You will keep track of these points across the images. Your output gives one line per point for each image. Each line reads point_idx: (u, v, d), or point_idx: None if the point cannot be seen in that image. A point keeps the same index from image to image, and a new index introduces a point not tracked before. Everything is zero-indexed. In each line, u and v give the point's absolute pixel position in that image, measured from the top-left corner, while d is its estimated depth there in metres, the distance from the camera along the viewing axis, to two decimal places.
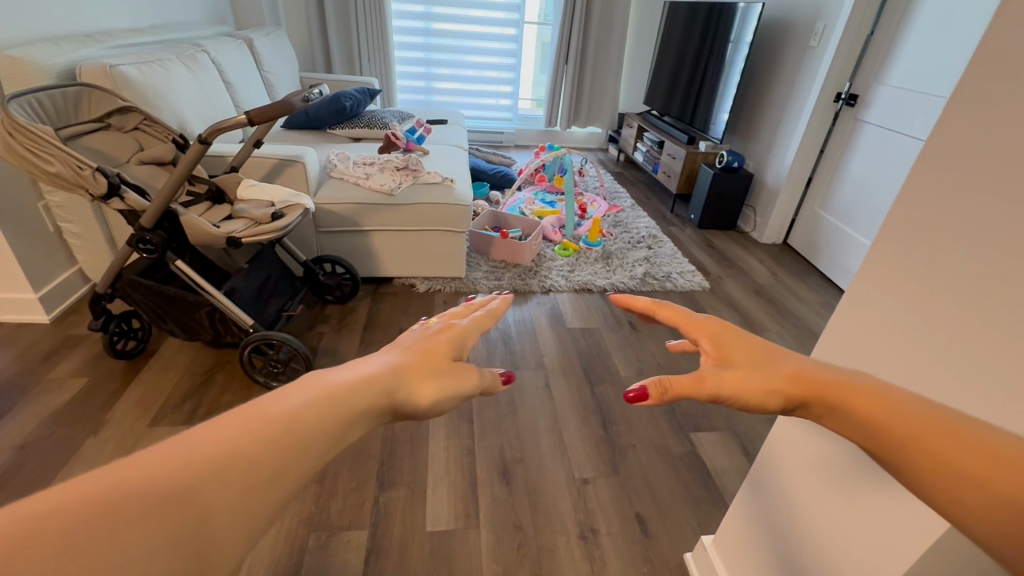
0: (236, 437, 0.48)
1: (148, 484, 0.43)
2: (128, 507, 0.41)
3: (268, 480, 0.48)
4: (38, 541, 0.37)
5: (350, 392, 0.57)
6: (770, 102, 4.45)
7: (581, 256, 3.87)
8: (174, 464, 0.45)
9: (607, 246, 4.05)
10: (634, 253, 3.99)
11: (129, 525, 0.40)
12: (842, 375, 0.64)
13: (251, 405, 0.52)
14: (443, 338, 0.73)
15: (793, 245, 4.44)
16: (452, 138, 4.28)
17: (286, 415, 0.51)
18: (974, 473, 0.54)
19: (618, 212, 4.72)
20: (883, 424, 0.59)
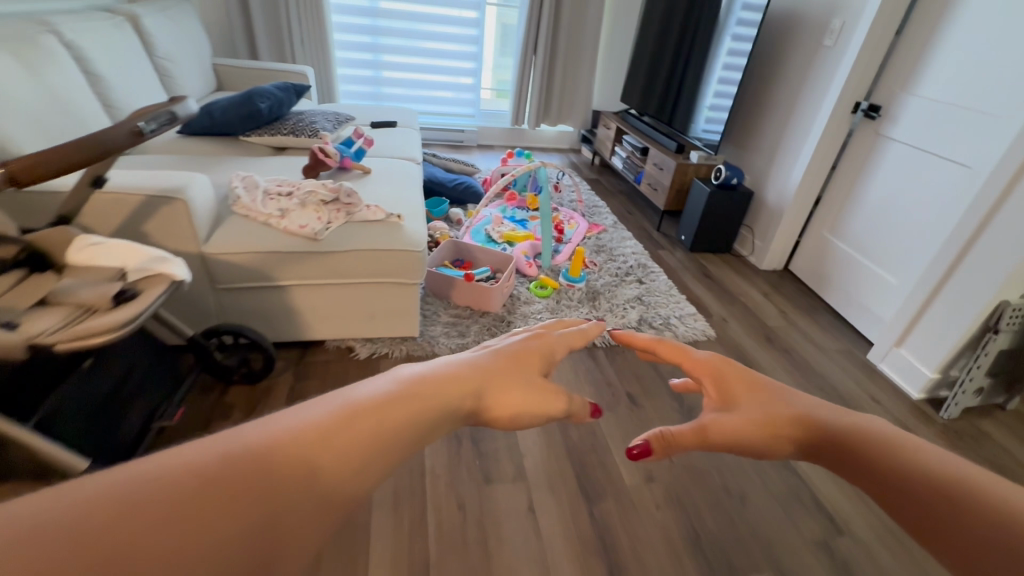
0: (328, 423, 0.49)
1: (243, 468, 0.43)
2: (212, 497, 0.40)
3: (348, 476, 0.48)
4: (198, 475, 0.40)
5: (438, 391, 0.62)
6: (770, 108, 3.90)
7: (562, 297, 3.21)
8: (265, 447, 0.45)
9: (592, 281, 3.42)
10: (624, 290, 3.37)
11: (213, 513, 0.39)
12: (838, 423, 0.74)
13: (344, 394, 0.54)
14: (534, 348, 0.90)
15: (795, 271, 3.95)
16: (401, 149, 3.50)
17: (375, 412, 0.53)
18: (926, 485, 0.60)
19: (599, 234, 4.10)
20: (875, 471, 0.66)
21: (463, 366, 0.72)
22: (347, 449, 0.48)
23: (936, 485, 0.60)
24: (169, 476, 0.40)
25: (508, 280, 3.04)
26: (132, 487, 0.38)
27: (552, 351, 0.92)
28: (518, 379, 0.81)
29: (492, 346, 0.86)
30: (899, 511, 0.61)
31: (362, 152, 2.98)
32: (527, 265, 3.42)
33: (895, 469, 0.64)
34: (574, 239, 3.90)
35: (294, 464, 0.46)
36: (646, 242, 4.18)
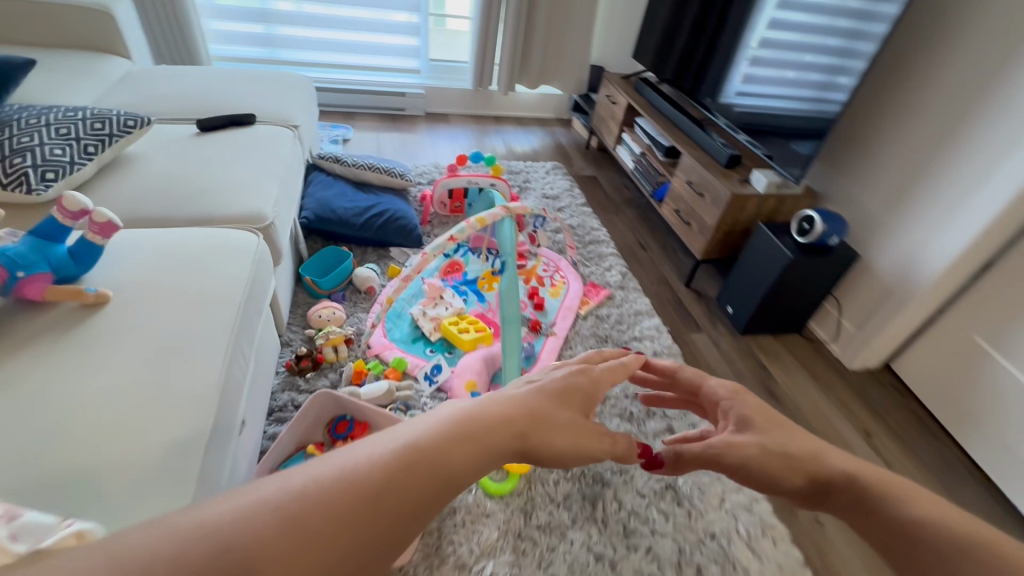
0: (380, 464, 0.59)
1: (322, 504, 0.53)
2: (272, 525, 0.50)
3: (396, 509, 0.57)
4: (299, 501, 0.52)
5: (476, 435, 0.69)
6: (899, 109, 2.28)
7: (533, 495, 1.75)
8: (318, 489, 0.54)
9: (590, 441, 1.94)
10: (645, 460, 1.91)
11: (277, 539, 0.50)
12: (873, 482, 0.84)
13: (396, 432, 0.64)
14: (575, 381, 0.98)
15: (902, 373, 2.53)
16: (241, 197, 1.85)
17: (415, 455, 0.62)
18: (942, 531, 0.74)
19: (600, 308, 2.58)
20: (904, 529, 0.77)
21: (506, 408, 0.78)
22: (393, 483, 0.58)
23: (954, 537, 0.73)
24: (235, 521, 0.49)
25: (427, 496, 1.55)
26: (217, 524, 0.49)
27: (598, 391, 0.99)
28: (557, 423, 0.87)
29: (542, 382, 0.95)
30: (911, 554, 0.74)
31: (94, 250, 1.34)
32: None
33: (950, 543, 0.72)
34: (560, 331, 2.39)
35: (342, 508, 0.54)
36: (671, 317, 2.67)
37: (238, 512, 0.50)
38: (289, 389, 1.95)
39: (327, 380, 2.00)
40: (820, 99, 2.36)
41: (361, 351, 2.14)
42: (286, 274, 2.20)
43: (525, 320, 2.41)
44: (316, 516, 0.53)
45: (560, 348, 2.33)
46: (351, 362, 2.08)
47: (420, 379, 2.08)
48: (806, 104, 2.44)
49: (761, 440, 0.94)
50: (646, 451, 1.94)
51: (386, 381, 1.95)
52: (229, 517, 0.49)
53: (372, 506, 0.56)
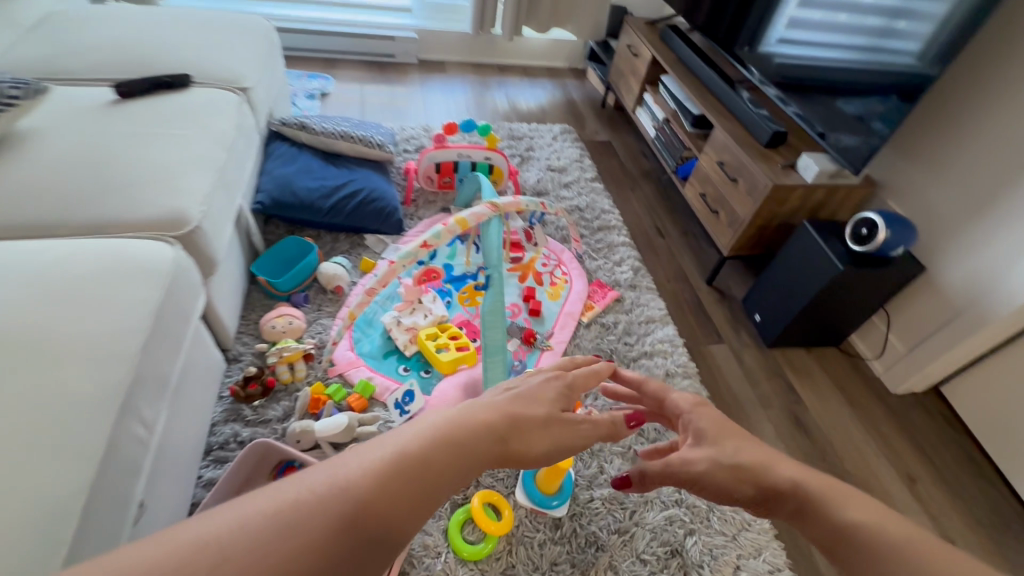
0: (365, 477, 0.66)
1: (314, 513, 0.61)
2: (277, 523, 0.58)
3: (383, 508, 0.66)
4: (294, 513, 0.60)
5: (450, 442, 0.78)
6: (1001, 84, 1.79)
7: (514, 563, 1.49)
8: (313, 500, 0.62)
9: (585, 491, 1.65)
10: (648, 516, 1.63)
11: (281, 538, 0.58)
12: (812, 490, 0.84)
13: (382, 444, 0.72)
14: (550, 385, 1.06)
15: (955, 400, 2.18)
16: (155, 193, 1.45)
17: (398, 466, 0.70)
18: (880, 536, 0.74)
19: (606, 315, 2.22)
20: (841, 530, 0.78)
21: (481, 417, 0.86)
22: (379, 487, 0.67)
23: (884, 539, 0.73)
24: (241, 526, 0.57)
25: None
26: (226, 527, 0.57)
27: (574, 391, 1.06)
28: (535, 424, 0.95)
29: (518, 388, 1.03)
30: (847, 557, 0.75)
31: None
32: None
33: (883, 542, 0.73)
34: (558, 346, 2.05)
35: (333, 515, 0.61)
36: (689, 324, 2.31)
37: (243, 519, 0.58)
38: (232, 422, 1.65)
39: (278, 410, 1.69)
40: (874, 48, 1.92)
41: (322, 371, 1.83)
42: (232, 276, 1.85)
43: (517, 330, 2.07)
44: (308, 521, 0.60)
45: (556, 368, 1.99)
46: (309, 386, 1.76)
47: (390, 408, 1.77)
48: (854, 54, 1.98)
49: (710, 453, 0.96)
50: (650, 504, 1.65)
51: (346, 415, 1.64)
52: (235, 519, 0.57)
53: (360, 512, 0.64)
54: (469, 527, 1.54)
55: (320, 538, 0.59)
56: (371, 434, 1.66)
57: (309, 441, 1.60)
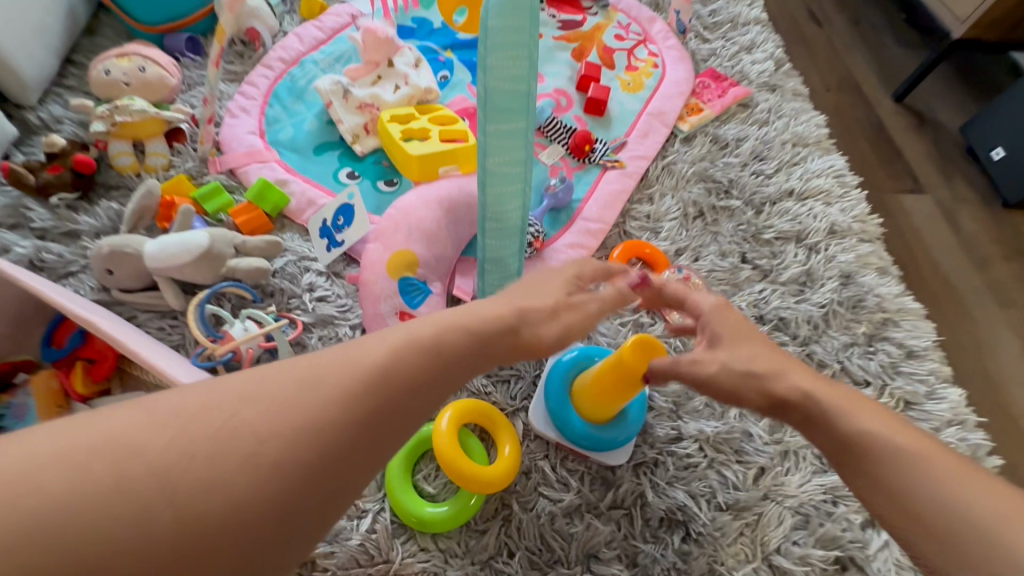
0: (351, 386, 0.40)
1: (194, 448, 0.34)
2: (218, 449, 0.34)
3: (357, 432, 0.39)
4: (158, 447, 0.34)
5: (458, 333, 0.49)
6: None
7: (514, 550, 0.73)
8: (272, 411, 0.37)
9: (664, 423, 0.84)
10: (790, 483, 0.81)
11: (217, 470, 0.34)
12: (846, 399, 0.55)
13: (378, 335, 0.45)
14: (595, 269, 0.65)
15: None
16: None
17: (405, 370, 0.43)
18: (934, 462, 0.49)
19: (722, 125, 1.24)
20: (875, 444, 0.52)
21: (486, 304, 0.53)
22: (376, 397, 0.41)
23: (925, 460, 0.50)
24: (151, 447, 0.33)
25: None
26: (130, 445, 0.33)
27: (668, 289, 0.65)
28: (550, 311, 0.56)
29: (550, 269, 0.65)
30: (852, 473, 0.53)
31: None
32: None
33: (925, 462, 0.50)
34: (631, 165, 1.13)
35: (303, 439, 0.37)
36: (864, 158, 1.32)
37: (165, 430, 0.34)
38: (11, 230, 0.88)
39: (96, 217, 0.90)
40: None
41: (196, 161, 1.00)
42: None
43: (562, 129, 1.14)
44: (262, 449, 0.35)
45: (627, 201, 1.09)
46: (164, 182, 0.95)
47: (311, 235, 0.95)
48: None
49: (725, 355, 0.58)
50: (791, 463, 0.83)
51: (209, 232, 0.83)
52: (145, 430, 0.34)
53: (352, 435, 0.39)
54: (431, 466, 0.78)
55: (279, 478, 0.35)
56: (258, 273, 0.85)
57: (132, 273, 0.81)
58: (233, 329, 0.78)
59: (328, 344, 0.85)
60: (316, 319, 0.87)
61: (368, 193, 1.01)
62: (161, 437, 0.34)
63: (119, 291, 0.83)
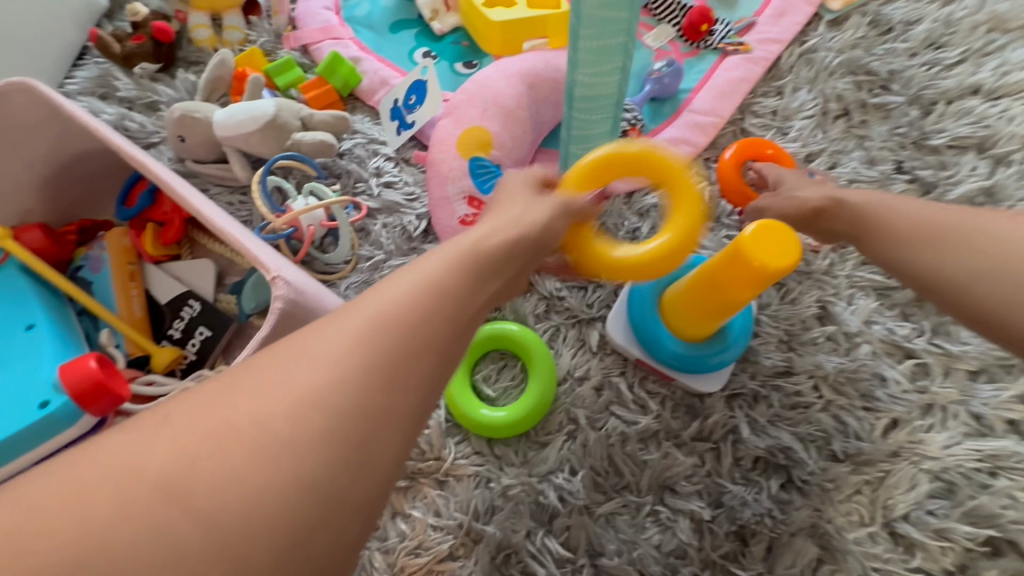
0: (359, 339, 0.35)
1: (273, 406, 0.33)
2: (217, 445, 0.31)
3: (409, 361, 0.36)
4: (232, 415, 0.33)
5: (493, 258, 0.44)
6: None
7: (577, 467, 0.65)
8: (259, 402, 0.33)
9: (773, 353, 0.70)
10: (935, 441, 0.64)
11: (222, 467, 0.31)
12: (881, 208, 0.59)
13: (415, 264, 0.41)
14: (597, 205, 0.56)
15: None
16: None
17: (395, 309, 0.37)
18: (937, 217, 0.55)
19: (889, 3, 0.96)
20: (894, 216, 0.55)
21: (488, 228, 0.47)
22: (373, 349, 0.35)
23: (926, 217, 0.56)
24: (147, 458, 0.31)
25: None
26: (131, 457, 0.31)
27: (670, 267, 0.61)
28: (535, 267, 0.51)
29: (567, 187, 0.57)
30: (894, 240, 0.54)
31: None
32: (470, 225, 0.72)
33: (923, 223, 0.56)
34: (760, 50, 0.92)
35: (306, 421, 0.33)
36: None
37: (163, 437, 0.32)
38: (100, 100, 0.88)
39: (175, 89, 0.89)
40: None
41: (270, 36, 0.94)
42: None
43: (675, 7, 0.94)
44: (270, 436, 0.32)
45: (748, 93, 0.90)
46: (238, 56, 0.90)
47: (381, 118, 0.86)
48: None
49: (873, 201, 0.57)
50: (935, 419, 0.66)
51: (277, 102, 0.78)
52: (170, 430, 0.32)
53: (383, 386, 0.35)
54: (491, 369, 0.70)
55: (341, 419, 0.33)
56: (324, 149, 0.80)
57: (203, 142, 0.79)
58: (296, 204, 0.75)
59: (392, 232, 0.79)
60: (381, 205, 0.81)
61: (444, 75, 0.90)
62: (196, 432, 0.32)
63: (191, 161, 0.82)
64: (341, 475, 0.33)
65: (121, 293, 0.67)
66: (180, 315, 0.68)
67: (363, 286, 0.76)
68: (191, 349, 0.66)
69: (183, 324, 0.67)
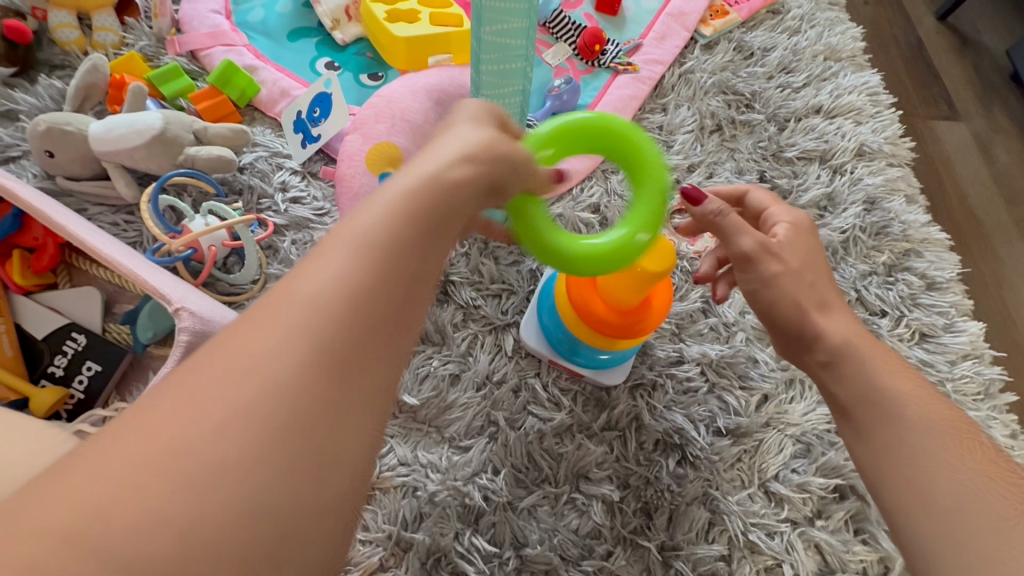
0: (299, 302, 0.28)
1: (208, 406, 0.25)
2: (148, 465, 0.24)
3: (367, 312, 0.29)
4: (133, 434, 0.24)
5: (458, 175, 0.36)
6: None
7: (499, 467, 0.69)
8: (199, 391, 0.25)
9: (666, 344, 0.78)
10: (794, 409, 0.76)
11: (151, 488, 0.23)
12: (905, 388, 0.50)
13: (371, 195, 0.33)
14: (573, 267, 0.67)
15: None
16: None
17: (352, 260, 0.29)
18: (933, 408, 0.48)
19: (749, 32, 1.11)
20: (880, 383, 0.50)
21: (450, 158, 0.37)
22: (326, 320, 0.28)
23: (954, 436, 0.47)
24: (85, 504, 0.23)
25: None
26: (48, 524, 0.22)
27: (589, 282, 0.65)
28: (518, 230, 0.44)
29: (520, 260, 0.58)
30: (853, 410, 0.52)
31: None
32: None
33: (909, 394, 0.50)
34: (646, 69, 1.02)
35: (284, 392, 0.26)
36: (899, 78, 1.19)
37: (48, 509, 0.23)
38: None
39: (37, 96, 0.79)
40: None
41: (151, 39, 0.88)
42: None
43: (570, 26, 1.01)
44: (223, 440, 0.25)
45: (638, 109, 0.99)
46: (113, 61, 0.83)
47: (284, 130, 0.83)
48: None
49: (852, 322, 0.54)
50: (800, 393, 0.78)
51: (165, 115, 0.73)
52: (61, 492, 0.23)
53: (339, 334, 0.28)
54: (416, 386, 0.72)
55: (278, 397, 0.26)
56: (221, 164, 0.75)
57: (77, 157, 0.72)
58: (194, 224, 0.71)
59: (303, 248, 0.77)
60: (289, 221, 0.79)
61: (349, 87, 0.89)
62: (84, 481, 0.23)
63: (63, 177, 0.74)
64: (295, 474, 0.25)
65: None
66: (62, 351, 0.62)
67: None
68: (78, 387, 0.61)
69: (66, 361, 0.62)
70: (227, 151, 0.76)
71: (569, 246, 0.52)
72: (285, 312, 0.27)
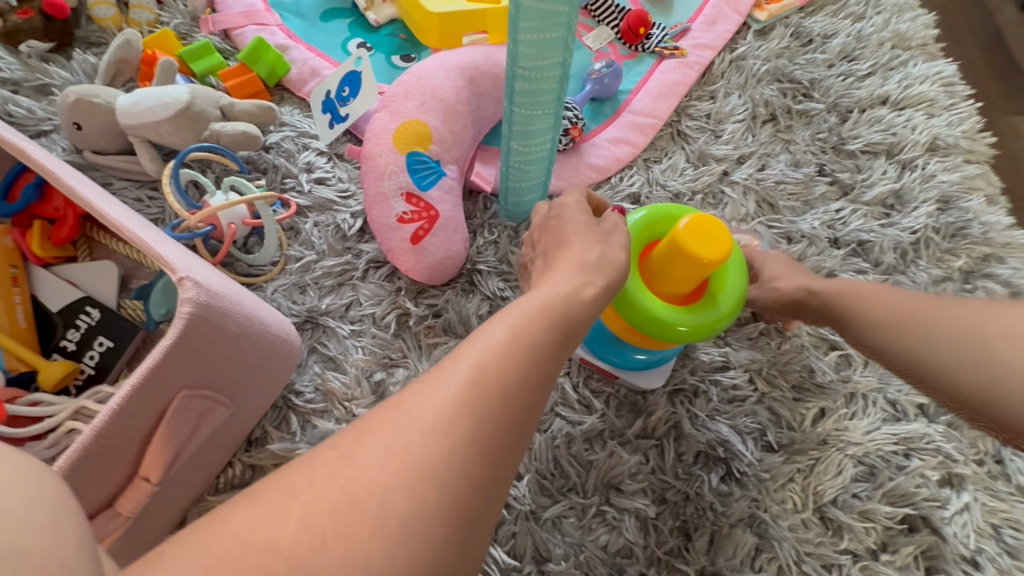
0: (448, 412, 0.32)
1: (381, 493, 0.29)
2: (341, 522, 0.28)
3: (508, 429, 0.33)
4: (310, 516, 0.28)
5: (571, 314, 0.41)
6: None
7: (523, 471, 0.63)
8: (383, 466, 0.30)
9: (710, 348, 0.71)
10: (856, 428, 0.68)
11: (344, 545, 0.27)
12: (884, 301, 0.57)
13: (499, 316, 0.39)
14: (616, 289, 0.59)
15: None
16: None
17: (495, 373, 0.34)
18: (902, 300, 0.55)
19: (808, 17, 1.02)
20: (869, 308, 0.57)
21: (555, 288, 0.43)
22: (479, 424, 0.32)
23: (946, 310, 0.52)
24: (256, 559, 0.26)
25: (132, 427, 0.45)
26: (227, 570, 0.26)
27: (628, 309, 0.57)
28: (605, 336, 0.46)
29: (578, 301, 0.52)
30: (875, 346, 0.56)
31: None
32: (409, 223, 0.68)
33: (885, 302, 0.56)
34: (694, 55, 0.95)
35: (441, 499, 0.30)
36: (978, 69, 1.08)
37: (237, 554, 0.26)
38: None
39: (72, 72, 0.79)
40: None
41: (186, 18, 0.87)
42: None
43: (613, 8, 0.95)
44: (392, 537, 0.28)
45: (683, 96, 0.92)
46: (147, 38, 0.82)
47: (311, 110, 0.80)
48: None
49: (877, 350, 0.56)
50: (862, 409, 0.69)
51: (192, 89, 0.72)
52: (232, 549, 0.27)
53: (485, 457, 0.32)
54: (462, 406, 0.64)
55: (433, 494, 0.30)
56: (246, 141, 0.73)
57: (104, 130, 0.71)
58: (215, 200, 0.68)
59: (324, 231, 0.74)
60: (312, 203, 0.76)
61: (380, 67, 0.86)
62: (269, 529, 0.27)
63: (90, 152, 0.73)
64: (450, 554, 0.30)
65: (2, 303, 0.58)
66: (75, 324, 0.60)
67: (293, 289, 0.71)
68: (89, 362, 0.58)
69: (80, 335, 0.59)
70: (252, 127, 0.73)
71: (709, 315, 0.55)
72: (438, 420, 0.32)
